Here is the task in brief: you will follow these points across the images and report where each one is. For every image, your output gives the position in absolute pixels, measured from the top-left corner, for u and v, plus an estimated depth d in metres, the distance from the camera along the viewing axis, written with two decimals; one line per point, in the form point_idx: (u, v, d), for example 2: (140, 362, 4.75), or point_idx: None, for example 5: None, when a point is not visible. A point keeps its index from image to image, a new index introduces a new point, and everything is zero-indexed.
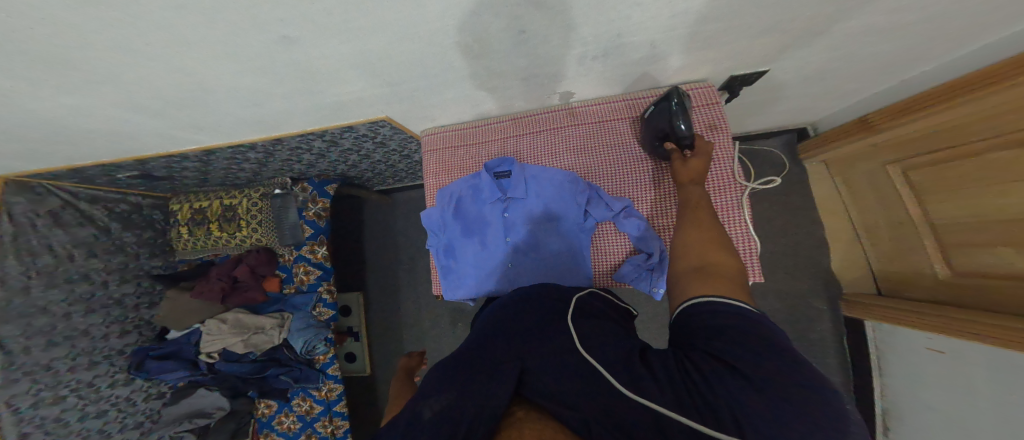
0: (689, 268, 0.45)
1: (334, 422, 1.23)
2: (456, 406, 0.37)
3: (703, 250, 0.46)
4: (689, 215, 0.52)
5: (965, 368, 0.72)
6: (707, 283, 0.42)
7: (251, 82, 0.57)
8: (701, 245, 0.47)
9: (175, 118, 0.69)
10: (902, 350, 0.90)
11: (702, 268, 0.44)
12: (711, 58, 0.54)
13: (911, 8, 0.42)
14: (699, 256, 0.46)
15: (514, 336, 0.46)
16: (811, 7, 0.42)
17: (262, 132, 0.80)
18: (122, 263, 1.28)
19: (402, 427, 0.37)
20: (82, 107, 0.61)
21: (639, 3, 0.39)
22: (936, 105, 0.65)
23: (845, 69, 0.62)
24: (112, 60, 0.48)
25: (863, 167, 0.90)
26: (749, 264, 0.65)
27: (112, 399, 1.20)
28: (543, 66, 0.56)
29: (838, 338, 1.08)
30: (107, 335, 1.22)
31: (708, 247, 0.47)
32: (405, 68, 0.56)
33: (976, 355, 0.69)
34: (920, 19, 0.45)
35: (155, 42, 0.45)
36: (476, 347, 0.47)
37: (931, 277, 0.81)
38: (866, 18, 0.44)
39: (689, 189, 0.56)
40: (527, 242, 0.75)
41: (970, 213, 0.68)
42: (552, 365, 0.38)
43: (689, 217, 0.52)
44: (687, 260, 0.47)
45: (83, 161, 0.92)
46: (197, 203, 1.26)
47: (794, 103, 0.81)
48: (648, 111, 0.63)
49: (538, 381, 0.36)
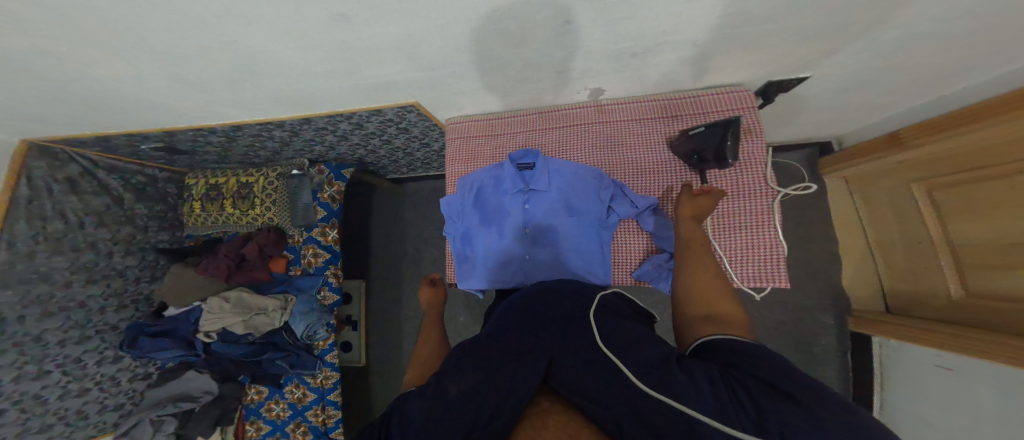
0: (698, 317, 0.48)
1: (326, 411, 1.21)
2: (484, 384, 0.41)
3: (709, 298, 0.49)
4: (693, 258, 0.55)
5: (972, 386, 0.72)
6: (718, 327, 0.45)
7: (296, 59, 0.58)
8: (708, 292, 0.50)
9: (214, 91, 0.71)
10: (906, 365, 0.91)
11: (711, 317, 0.47)
12: (755, 60, 0.56)
13: (956, 19, 0.44)
14: (706, 304, 0.49)
15: (544, 329, 0.49)
16: (868, 12, 0.43)
17: (293, 111, 0.82)
18: (131, 234, 1.28)
19: (430, 399, 0.41)
20: (130, 74, 0.63)
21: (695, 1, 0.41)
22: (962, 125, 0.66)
23: (876, 80, 0.64)
24: (171, 28, 0.50)
25: (885, 184, 0.92)
26: (775, 268, 0.67)
27: (96, 377, 1.18)
28: (582, 61, 0.57)
29: (841, 353, 1.08)
30: (104, 308, 1.20)
31: (713, 295, 0.50)
32: (444, 53, 0.57)
33: (984, 376, 0.69)
34: (961, 32, 0.47)
35: (219, 15, 0.47)
36: (507, 336, 0.50)
37: (945, 297, 0.81)
38: (912, 27, 0.46)
39: (690, 227, 0.59)
40: (545, 234, 0.75)
41: (989, 235, 0.69)
42: (579, 361, 0.41)
43: (693, 262, 0.55)
44: (696, 306, 0.50)
45: (111, 130, 0.93)
46: (212, 179, 1.27)
47: (817, 114, 0.83)
48: (698, 130, 0.62)
49: (568, 376, 0.40)
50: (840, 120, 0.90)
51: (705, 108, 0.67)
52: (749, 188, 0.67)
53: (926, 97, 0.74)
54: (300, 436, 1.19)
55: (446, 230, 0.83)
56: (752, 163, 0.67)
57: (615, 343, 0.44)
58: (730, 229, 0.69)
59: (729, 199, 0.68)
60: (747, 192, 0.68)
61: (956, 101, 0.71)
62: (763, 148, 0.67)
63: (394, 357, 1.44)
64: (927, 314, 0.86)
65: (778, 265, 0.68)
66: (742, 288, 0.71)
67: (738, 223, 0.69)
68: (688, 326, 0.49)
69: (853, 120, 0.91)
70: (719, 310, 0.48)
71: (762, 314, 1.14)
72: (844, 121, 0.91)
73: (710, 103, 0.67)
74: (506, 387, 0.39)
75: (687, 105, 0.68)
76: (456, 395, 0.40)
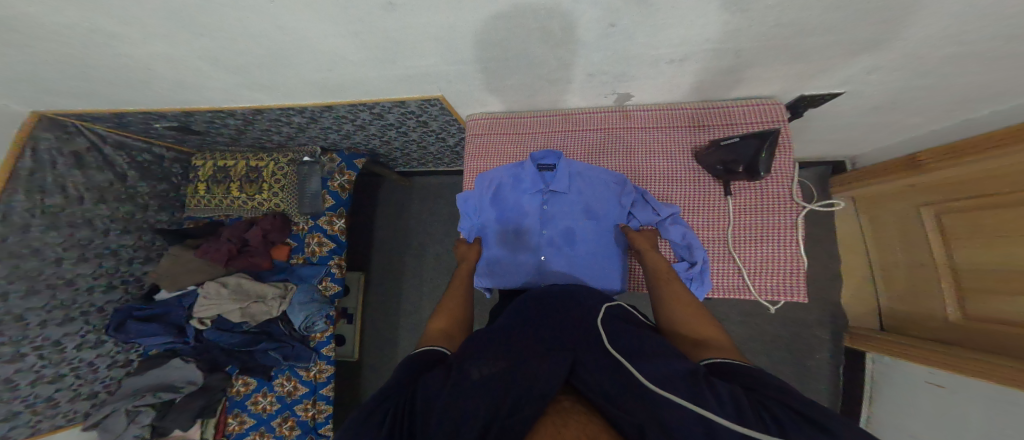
0: (687, 343, 0.49)
1: (317, 405, 1.16)
2: (504, 374, 0.43)
3: (693, 324, 0.51)
4: (665, 286, 0.59)
5: (962, 402, 0.72)
6: (708, 350, 0.46)
7: (336, 46, 0.60)
8: (694, 319, 0.52)
9: (246, 75, 0.72)
10: (897, 383, 0.91)
11: (699, 342, 0.48)
12: (789, 71, 0.59)
13: (970, 38, 0.47)
14: (687, 326, 0.51)
15: (559, 330, 0.52)
16: (904, 28, 0.46)
17: (319, 98, 0.83)
18: (129, 212, 1.25)
19: (449, 381, 0.42)
20: (167, 53, 0.64)
21: (746, 9, 0.44)
22: (987, 150, 0.69)
23: (889, 97, 0.67)
24: (226, 11, 0.52)
25: (894, 207, 0.94)
26: (794, 282, 0.69)
27: (74, 362, 1.12)
28: (617, 64, 0.60)
29: (834, 369, 1.08)
30: (92, 288, 1.15)
31: (696, 320, 0.51)
32: (481, 48, 0.59)
33: (975, 393, 0.69)
34: (972, 52, 0.50)
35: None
36: (526, 333, 0.52)
37: (941, 319, 0.82)
38: (929, 43, 0.49)
39: (652, 256, 0.64)
40: (563, 237, 0.75)
41: (992, 260, 0.70)
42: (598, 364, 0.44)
43: (671, 292, 0.57)
44: (684, 332, 0.51)
45: (130, 106, 0.92)
46: (221, 162, 1.26)
47: (828, 129, 0.86)
48: (731, 141, 0.64)
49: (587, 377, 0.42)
50: (857, 138, 0.93)
51: (733, 120, 0.70)
52: (774, 203, 0.69)
53: (935, 119, 0.77)
54: (287, 431, 1.14)
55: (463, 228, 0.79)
56: (778, 177, 0.69)
57: (625, 352, 0.46)
58: (750, 242, 0.71)
59: (750, 213, 0.70)
60: (773, 205, 0.69)
61: (979, 125, 0.74)
62: (792, 161, 0.68)
63: (385, 352, 1.40)
64: (922, 334, 0.87)
65: (798, 279, 0.69)
66: (760, 301, 0.72)
67: (760, 237, 0.70)
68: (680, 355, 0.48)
69: (870, 141, 0.94)
70: (704, 335, 0.49)
71: (761, 327, 1.14)
72: (863, 140, 0.94)
73: (738, 115, 0.70)
74: (527, 384, 0.40)
75: (714, 116, 0.72)
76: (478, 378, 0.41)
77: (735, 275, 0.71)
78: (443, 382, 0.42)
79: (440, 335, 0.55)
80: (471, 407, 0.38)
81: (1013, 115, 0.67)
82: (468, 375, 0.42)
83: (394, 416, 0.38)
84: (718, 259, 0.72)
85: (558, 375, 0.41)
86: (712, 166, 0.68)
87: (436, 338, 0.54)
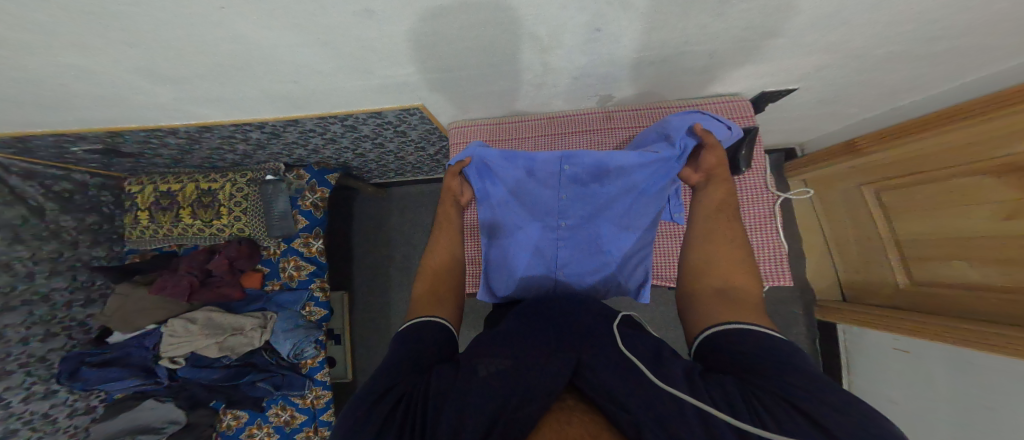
0: (712, 288, 0.52)
1: (319, 432, 1.13)
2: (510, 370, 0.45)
3: (727, 271, 0.53)
4: (717, 226, 0.57)
5: (927, 365, 0.84)
6: (733, 307, 0.48)
7: (303, 55, 0.53)
8: (726, 265, 0.54)
9: (191, 89, 0.63)
10: (869, 349, 1.02)
11: (726, 291, 0.51)
12: (759, 73, 0.63)
13: (908, 39, 0.52)
14: (724, 277, 0.53)
15: (564, 334, 0.52)
16: (857, 31, 0.50)
17: (281, 111, 0.74)
18: (56, 251, 1.08)
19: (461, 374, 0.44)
20: (86, 67, 0.54)
21: (720, 15, 0.45)
22: (908, 134, 0.77)
23: (845, 91, 0.72)
24: (168, 20, 0.44)
25: (839, 187, 1.04)
26: (778, 268, 0.75)
27: (25, 415, 1.00)
28: (600, 68, 0.59)
29: (811, 340, 1.21)
30: (26, 339, 1.01)
31: (730, 268, 0.53)
32: (463, 55, 0.55)
33: (936, 357, 0.82)
34: (916, 49, 0.56)
35: (227, 6, 0.42)
36: (536, 337, 0.52)
37: (893, 286, 0.94)
38: (876, 45, 0.54)
39: (715, 188, 0.60)
40: (591, 173, 0.63)
41: (930, 231, 0.81)
42: (603, 359, 0.45)
43: (717, 232, 0.57)
44: (712, 280, 0.53)
45: (36, 128, 0.78)
46: (164, 185, 1.11)
47: (793, 121, 0.91)
48: None
49: (594, 374, 0.43)
50: (807, 128, 1.01)
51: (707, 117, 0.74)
52: (752, 195, 0.74)
53: (879, 108, 0.84)
54: None
55: (460, 156, 0.70)
56: (755, 171, 0.74)
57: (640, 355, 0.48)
58: None
59: None
60: (753, 198, 0.74)
61: (903, 113, 0.83)
62: (763, 154, 0.75)
63: None
64: (880, 301, 0.99)
65: (782, 265, 0.75)
66: None
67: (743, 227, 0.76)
68: (702, 298, 0.52)
69: (820, 129, 1.02)
70: (734, 285, 0.51)
71: None
72: (812, 129, 1.02)
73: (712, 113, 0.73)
74: (534, 381, 0.41)
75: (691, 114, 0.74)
76: (487, 374, 0.43)
77: None
78: (453, 379, 0.44)
79: (430, 300, 0.61)
80: (476, 402, 0.39)
81: (934, 102, 0.76)
82: (476, 374, 0.44)
83: (408, 412, 0.40)
84: None
85: (559, 378, 0.42)
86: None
87: (429, 307, 0.59)
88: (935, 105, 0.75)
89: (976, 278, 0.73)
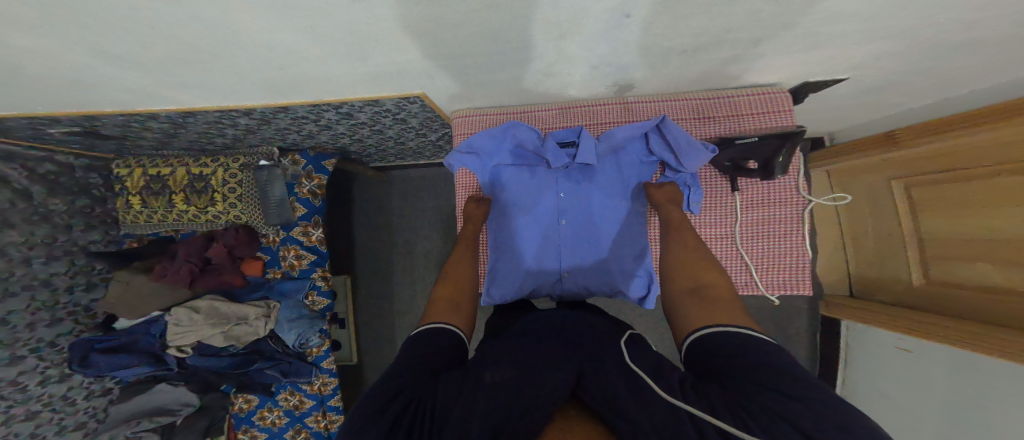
0: (686, 291, 0.52)
1: (327, 416, 1.19)
2: None
3: (697, 275, 0.53)
4: (677, 235, 0.62)
5: (928, 365, 0.84)
6: (709, 305, 0.46)
7: (286, 40, 0.47)
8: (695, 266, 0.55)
9: (161, 72, 0.56)
10: (870, 345, 1.03)
11: (699, 291, 0.50)
12: (802, 61, 0.56)
13: (978, 27, 0.46)
14: (694, 278, 0.53)
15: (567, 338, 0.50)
16: (928, 16, 0.43)
17: (269, 97, 0.68)
18: (49, 236, 1.04)
19: None
20: (39, 50, 0.47)
21: None
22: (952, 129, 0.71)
23: (889, 81, 0.66)
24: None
25: (864, 179, 0.99)
26: (799, 276, 0.72)
27: (43, 398, 1.02)
28: (623, 56, 0.53)
29: (811, 334, 1.23)
30: (32, 324, 1.00)
31: (699, 269, 0.54)
32: (471, 40, 0.48)
33: (938, 357, 0.82)
34: (984, 38, 0.49)
35: None
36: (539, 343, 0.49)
37: (906, 283, 0.92)
38: (941, 32, 0.47)
39: (670, 210, 0.66)
40: (581, 172, 0.74)
41: (960, 231, 0.77)
42: None
43: (680, 240, 0.61)
44: (684, 282, 0.53)
45: (4, 111, 0.71)
46: (154, 168, 1.05)
47: (825, 111, 0.85)
48: (750, 139, 0.64)
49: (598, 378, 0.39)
50: (840, 117, 0.94)
51: (738, 110, 0.68)
52: (781, 198, 0.71)
53: (921, 98, 0.78)
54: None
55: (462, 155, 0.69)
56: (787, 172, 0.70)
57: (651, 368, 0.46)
58: (759, 238, 0.73)
59: (757, 208, 0.72)
60: (781, 201, 0.71)
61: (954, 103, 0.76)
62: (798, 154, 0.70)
63: (387, 355, 1.40)
64: (887, 297, 0.99)
65: (802, 274, 0.73)
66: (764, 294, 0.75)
67: (765, 231, 0.72)
68: (677, 301, 0.51)
69: (851, 118, 0.96)
70: (705, 281, 0.51)
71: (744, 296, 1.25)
72: (844, 118, 0.95)
73: (744, 105, 0.68)
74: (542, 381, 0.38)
75: (719, 106, 0.69)
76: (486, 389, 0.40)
77: (745, 272, 0.74)
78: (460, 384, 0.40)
79: (447, 305, 0.54)
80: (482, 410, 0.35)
81: (994, 94, 0.69)
82: (480, 381, 0.39)
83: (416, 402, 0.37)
84: (727, 256, 0.74)
85: (563, 388, 0.38)
86: (721, 162, 0.70)
87: (445, 313, 0.53)
88: (998, 95, 0.69)
89: (997, 281, 0.71)
